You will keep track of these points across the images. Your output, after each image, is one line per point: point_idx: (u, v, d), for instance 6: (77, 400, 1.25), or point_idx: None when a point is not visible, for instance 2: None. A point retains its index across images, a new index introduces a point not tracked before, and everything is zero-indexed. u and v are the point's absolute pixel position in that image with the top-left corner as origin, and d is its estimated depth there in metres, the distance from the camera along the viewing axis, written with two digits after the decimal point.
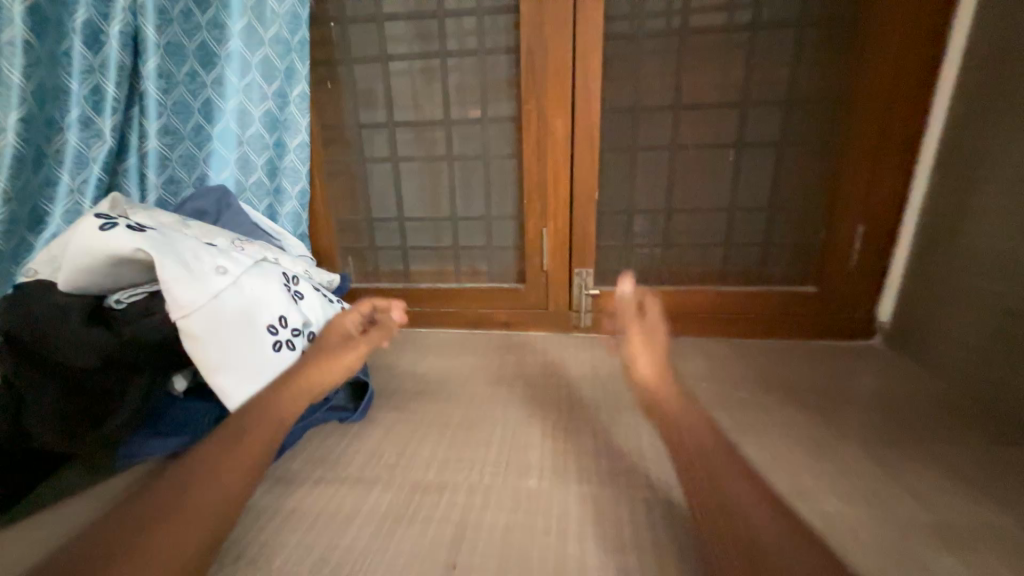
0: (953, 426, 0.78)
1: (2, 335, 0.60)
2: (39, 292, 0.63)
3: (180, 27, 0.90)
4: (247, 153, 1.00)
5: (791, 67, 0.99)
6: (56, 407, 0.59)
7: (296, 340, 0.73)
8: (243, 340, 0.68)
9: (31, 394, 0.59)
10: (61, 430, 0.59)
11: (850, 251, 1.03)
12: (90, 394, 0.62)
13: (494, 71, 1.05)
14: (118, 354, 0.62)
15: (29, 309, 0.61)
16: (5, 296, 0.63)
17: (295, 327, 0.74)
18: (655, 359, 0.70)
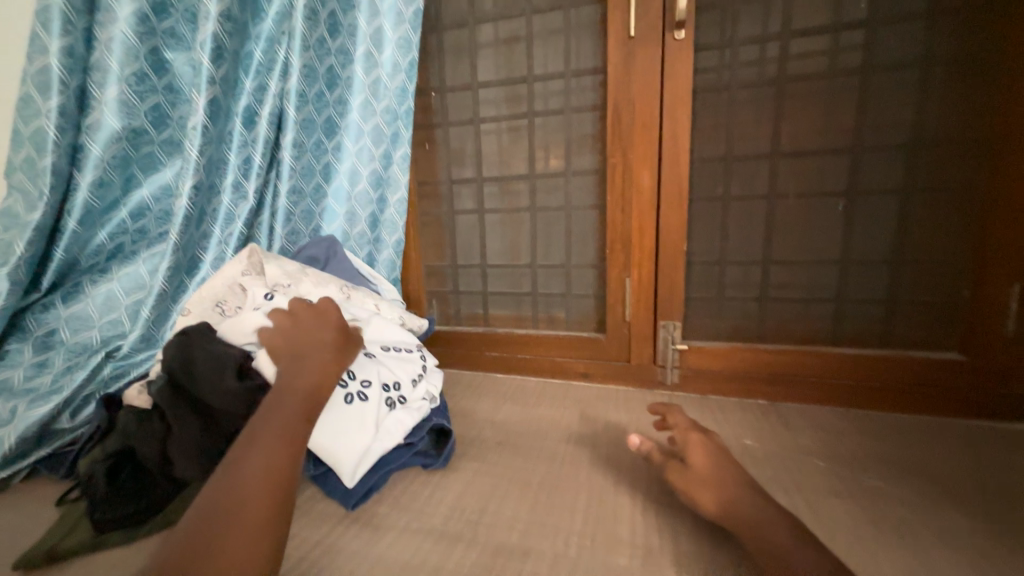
0: None
1: (169, 372, 0.71)
2: (202, 338, 0.74)
3: (313, 105, 1.06)
4: (354, 207, 1.13)
5: (915, 108, 0.88)
6: (200, 443, 0.68)
7: (367, 390, 0.74)
8: (348, 420, 0.71)
9: (181, 429, 0.68)
10: (201, 466, 0.67)
11: (1003, 317, 0.85)
12: (226, 435, 0.70)
13: (580, 127, 1.08)
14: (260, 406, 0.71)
15: (194, 355, 0.71)
16: (174, 338, 0.74)
17: (366, 379, 0.75)
18: (713, 452, 0.64)
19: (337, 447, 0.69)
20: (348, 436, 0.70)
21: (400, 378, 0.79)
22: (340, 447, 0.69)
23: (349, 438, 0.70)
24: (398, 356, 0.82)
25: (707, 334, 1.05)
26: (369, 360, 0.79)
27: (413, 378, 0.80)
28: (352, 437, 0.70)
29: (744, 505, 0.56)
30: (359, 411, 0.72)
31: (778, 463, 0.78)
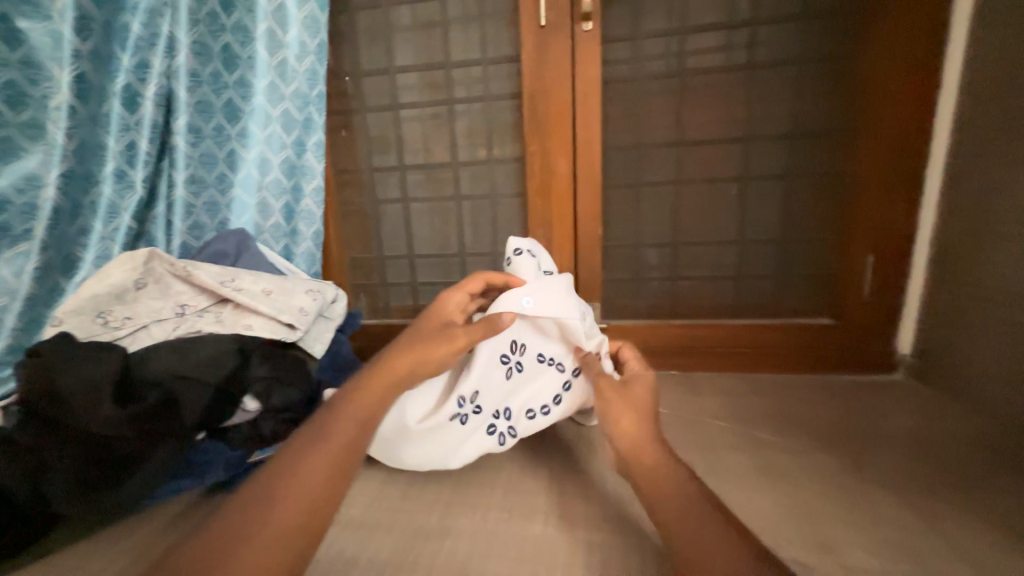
0: (1000, 470, 0.68)
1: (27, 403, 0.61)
2: (66, 361, 0.64)
3: (209, 86, 0.98)
4: (266, 198, 1.06)
5: (792, 102, 0.98)
6: (76, 472, 0.59)
7: (477, 417, 0.68)
8: (446, 440, 0.67)
9: (50, 460, 0.58)
10: (80, 496, 0.59)
11: (862, 284, 0.98)
12: (108, 459, 0.61)
13: (499, 115, 1.09)
14: (149, 419, 0.63)
15: (56, 379, 0.61)
16: (24, 364, 0.63)
17: (479, 403, 0.69)
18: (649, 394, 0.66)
19: (398, 435, 0.66)
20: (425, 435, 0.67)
21: (530, 406, 0.71)
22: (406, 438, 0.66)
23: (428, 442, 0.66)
24: (549, 373, 0.72)
25: (627, 313, 1.12)
26: (506, 379, 0.71)
27: (531, 412, 0.71)
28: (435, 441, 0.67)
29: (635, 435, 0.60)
30: (457, 435, 0.67)
31: (684, 426, 0.86)
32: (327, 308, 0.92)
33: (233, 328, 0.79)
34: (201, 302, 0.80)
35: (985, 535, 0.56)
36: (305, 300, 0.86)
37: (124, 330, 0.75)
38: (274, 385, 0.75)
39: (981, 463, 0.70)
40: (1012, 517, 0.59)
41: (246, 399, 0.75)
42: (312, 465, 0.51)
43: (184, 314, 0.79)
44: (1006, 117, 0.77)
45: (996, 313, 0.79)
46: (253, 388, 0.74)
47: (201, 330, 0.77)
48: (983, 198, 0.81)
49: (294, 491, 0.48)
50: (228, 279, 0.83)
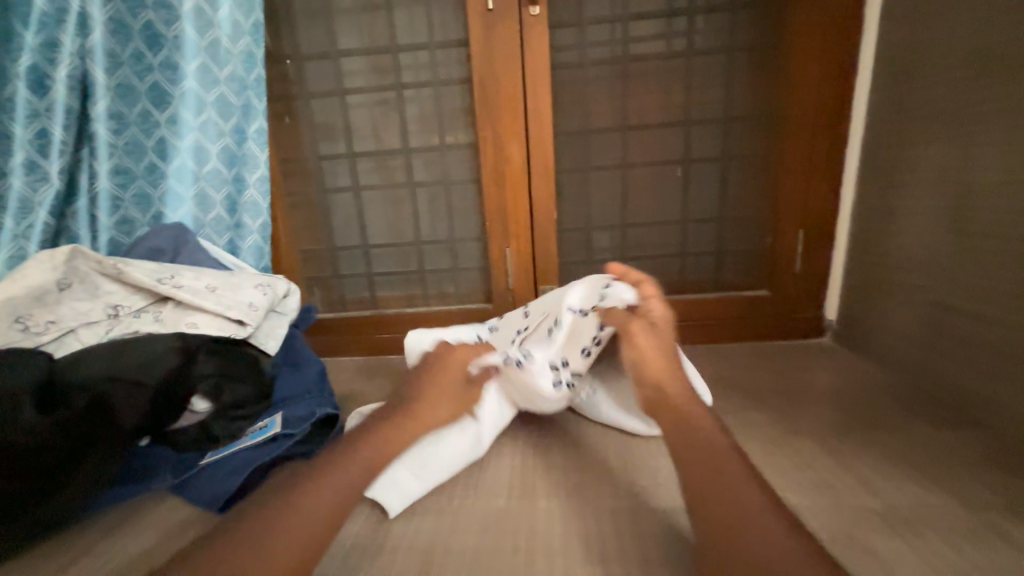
0: (903, 414, 0.77)
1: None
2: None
3: (130, 69, 0.92)
4: (205, 189, 1.00)
5: (725, 87, 1.03)
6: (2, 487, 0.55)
7: (563, 375, 0.76)
8: (534, 394, 0.75)
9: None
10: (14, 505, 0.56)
11: (794, 258, 1.06)
12: (39, 469, 0.57)
13: (449, 101, 1.08)
14: (83, 425, 0.60)
15: None
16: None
17: (562, 364, 0.76)
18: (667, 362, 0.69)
19: (402, 484, 0.64)
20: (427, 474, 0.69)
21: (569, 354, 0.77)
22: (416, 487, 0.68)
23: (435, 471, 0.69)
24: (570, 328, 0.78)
25: None
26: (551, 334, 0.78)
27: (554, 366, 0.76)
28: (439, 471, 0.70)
29: (672, 410, 0.63)
30: (556, 397, 0.75)
31: None
32: (279, 302, 0.89)
33: (175, 327, 0.74)
34: (137, 302, 0.75)
35: (889, 470, 0.64)
36: (254, 295, 0.83)
37: (48, 336, 0.68)
38: (224, 382, 0.74)
39: (890, 410, 0.79)
40: (911, 453, 0.67)
41: (193, 399, 0.72)
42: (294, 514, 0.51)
43: (118, 316, 0.73)
44: (906, 102, 0.86)
45: (898, 277, 0.89)
46: (200, 387, 0.71)
47: (139, 331, 0.72)
48: (889, 176, 0.91)
49: (288, 537, 0.49)
50: (167, 276, 0.78)
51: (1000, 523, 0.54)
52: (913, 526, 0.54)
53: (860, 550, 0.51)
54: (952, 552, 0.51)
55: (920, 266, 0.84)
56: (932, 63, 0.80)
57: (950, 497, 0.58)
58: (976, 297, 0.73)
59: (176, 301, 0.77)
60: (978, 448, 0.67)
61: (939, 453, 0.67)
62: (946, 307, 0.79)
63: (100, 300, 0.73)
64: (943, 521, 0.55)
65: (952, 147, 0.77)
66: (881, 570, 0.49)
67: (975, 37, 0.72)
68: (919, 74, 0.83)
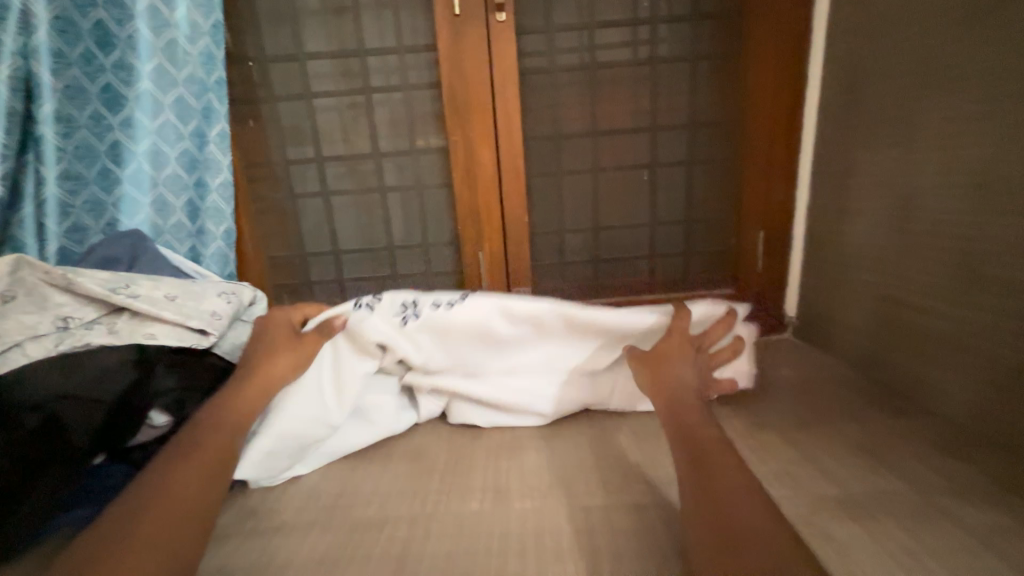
0: (857, 404, 0.82)
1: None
2: None
3: (80, 69, 0.88)
4: (164, 195, 0.96)
5: (689, 93, 1.07)
6: None
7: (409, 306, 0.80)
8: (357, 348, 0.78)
9: None
10: None
11: (755, 257, 1.11)
12: None
13: (420, 105, 1.07)
14: (25, 441, 0.57)
15: None
16: None
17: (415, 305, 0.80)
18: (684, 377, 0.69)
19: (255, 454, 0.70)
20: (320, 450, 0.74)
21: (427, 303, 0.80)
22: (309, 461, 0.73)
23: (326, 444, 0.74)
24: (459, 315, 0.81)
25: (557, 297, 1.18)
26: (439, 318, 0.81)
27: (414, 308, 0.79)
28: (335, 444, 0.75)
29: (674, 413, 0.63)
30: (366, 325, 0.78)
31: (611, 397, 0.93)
32: (244, 310, 0.86)
33: (131, 338, 0.70)
34: (90, 314, 0.71)
35: (845, 458, 0.67)
36: (217, 304, 0.80)
37: None
38: (185, 397, 0.70)
39: (846, 400, 0.83)
40: (866, 441, 0.71)
41: (151, 414, 0.67)
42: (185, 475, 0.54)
43: (68, 329, 0.69)
44: (853, 109, 0.91)
45: (851, 274, 0.94)
46: (159, 401, 0.67)
47: (91, 343, 0.67)
48: (840, 179, 0.96)
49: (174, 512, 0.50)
50: (121, 285, 0.75)
51: (944, 504, 0.58)
52: (866, 511, 0.57)
53: (818, 535, 0.54)
54: (901, 533, 0.54)
55: (871, 263, 0.89)
56: (876, 73, 0.85)
57: (900, 481, 0.62)
58: (921, 292, 0.78)
59: (132, 312, 0.73)
60: (926, 434, 0.72)
61: (890, 440, 0.71)
62: (895, 302, 0.84)
63: (48, 310, 0.69)
64: (893, 504, 0.58)
65: (895, 151, 0.82)
66: (837, 553, 0.51)
67: (914, 50, 0.77)
68: (864, 84, 0.88)
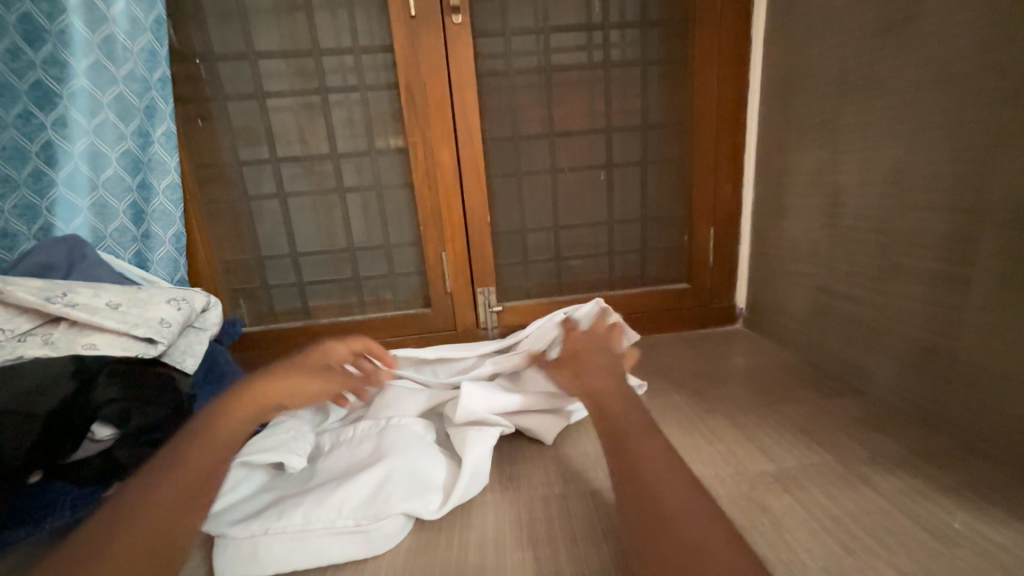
0: (797, 387, 0.88)
1: None
2: None
3: (7, 66, 0.83)
4: (105, 198, 0.92)
5: (642, 97, 1.11)
6: None
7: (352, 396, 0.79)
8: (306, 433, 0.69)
9: None
10: None
11: (707, 253, 1.17)
12: None
13: (377, 105, 1.07)
14: None
15: None
16: None
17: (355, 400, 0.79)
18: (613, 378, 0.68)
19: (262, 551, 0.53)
20: (292, 520, 0.55)
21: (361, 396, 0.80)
22: (298, 552, 0.53)
23: (296, 509, 0.56)
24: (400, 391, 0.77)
25: (521, 295, 1.20)
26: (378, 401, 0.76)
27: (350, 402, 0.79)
28: (319, 509, 0.56)
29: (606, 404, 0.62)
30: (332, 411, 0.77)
31: None
32: (197, 317, 0.84)
33: (70, 348, 0.67)
34: (23, 324, 0.68)
35: (785, 438, 0.72)
36: (167, 311, 0.77)
37: None
38: (132, 407, 0.66)
39: (789, 384, 0.89)
40: (803, 420, 0.77)
41: (93, 428, 0.64)
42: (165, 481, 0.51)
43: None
44: (789, 112, 0.97)
45: (790, 267, 1.01)
46: (103, 414, 0.64)
47: (24, 356, 0.64)
48: (780, 178, 1.02)
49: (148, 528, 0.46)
50: (57, 294, 0.70)
51: (867, 472, 0.64)
52: (799, 483, 0.62)
53: (758, 507, 0.58)
54: (828, 501, 0.59)
55: (806, 256, 0.96)
56: (806, 80, 0.92)
57: (829, 454, 0.68)
58: (848, 282, 0.85)
59: (72, 321, 0.70)
60: (855, 412, 0.78)
61: (823, 418, 0.77)
62: (826, 290, 0.91)
63: None
64: (824, 476, 0.63)
65: (823, 152, 0.89)
66: (772, 524, 0.56)
67: (836, 59, 0.84)
68: (797, 89, 0.95)
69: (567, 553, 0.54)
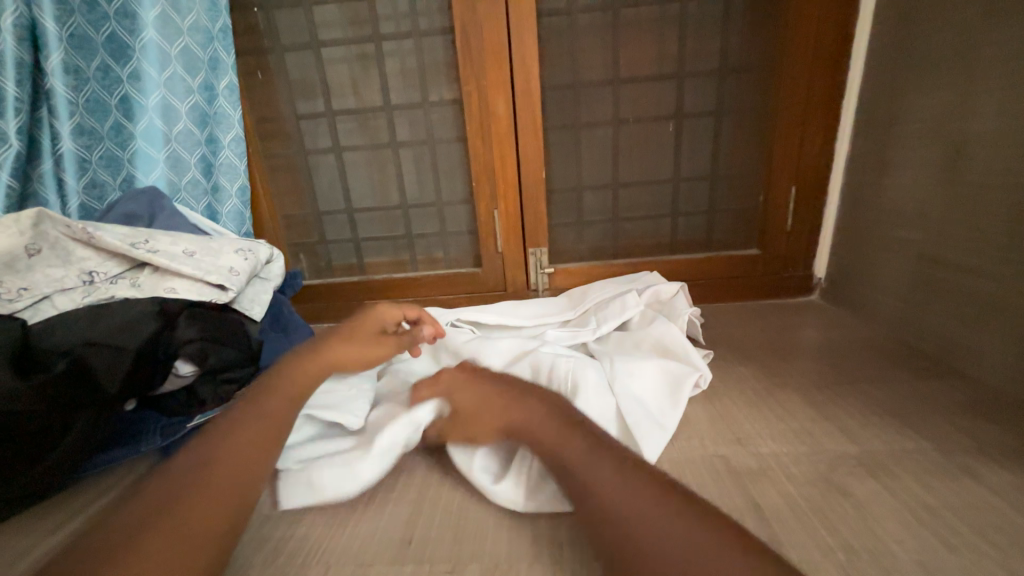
0: (885, 365, 0.79)
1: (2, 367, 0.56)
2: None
3: (84, 17, 0.86)
4: (178, 151, 0.96)
5: (721, 36, 0.99)
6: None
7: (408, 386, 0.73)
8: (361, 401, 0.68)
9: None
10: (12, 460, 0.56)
11: (786, 215, 1.05)
12: (26, 435, 0.56)
13: (431, 53, 1.02)
14: (53, 391, 0.57)
15: None
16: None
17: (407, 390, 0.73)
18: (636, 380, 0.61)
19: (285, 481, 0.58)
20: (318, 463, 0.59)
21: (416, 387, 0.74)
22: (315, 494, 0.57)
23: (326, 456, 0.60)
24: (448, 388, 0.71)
25: (573, 257, 1.15)
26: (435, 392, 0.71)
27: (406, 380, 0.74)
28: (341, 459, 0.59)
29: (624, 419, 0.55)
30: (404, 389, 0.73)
31: None
32: (261, 268, 0.87)
33: (153, 291, 0.72)
34: (113, 268, 0.73)
35: (872, 422, 0.65)
36: (235, 260, 0.80)
37: (22, 303, 0.66)
38: (209, 347, 0.70)
39: (876, 362, 0.80)
40: (892, 401, 0.69)
41: (178, 363, 0.69)
42: (226, 464, 0.50)
43: (94, 282, 0.71)
44: (906, 48, 0.83)
45: (887, 232, 0.89)
46: (184, 351, 0.68)
47: (115, 296, 0.70)
48: (885, 128, 0.88)
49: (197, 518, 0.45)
50: (140, 240, 0.75)
51: (973, 464, 0.56)
52: (887, 468, 0.56)
53: (838, 491, 0.53)
54: (922, 490, 0.53)
55: (912, 220, 0.83)
56: (936, 4, 0.76)
57: (925, 441, 0.60)
58: (962, 250, 0.74)
59: (154, 266, 0.74)
60: (957, 397, 0.69)
61: (917, 402, 0.68)
62: (931, 259, 0.79)
63: (76, 266, 0.71)
64: (918, 463, 0.57)
65: (950, 93, 0.75)
66: (856, 509, 0.51)
67: None
68: (922, 17, 0.79)
69: None
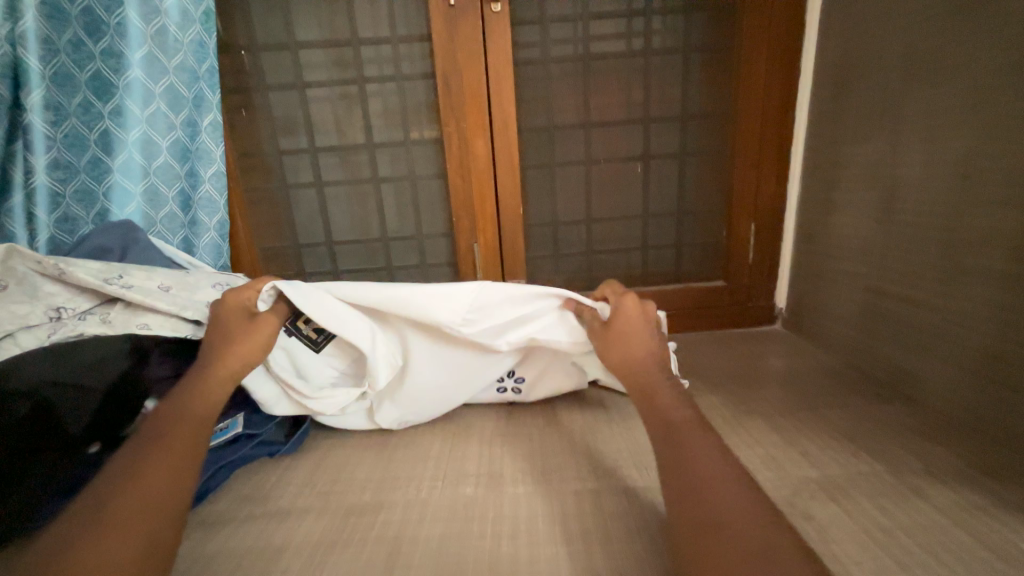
0: (841, 391, 0.84)
1: None
2: None
3: (68, 57, 0.87)
4: (156, 185, 0.96)
5: (682, 86, 1.07)
6: None
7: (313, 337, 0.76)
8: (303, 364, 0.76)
9: None
10: None
11: (747, 249, 1.13)
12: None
13: (413, 96, 1.07)
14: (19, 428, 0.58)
15: None
16: None
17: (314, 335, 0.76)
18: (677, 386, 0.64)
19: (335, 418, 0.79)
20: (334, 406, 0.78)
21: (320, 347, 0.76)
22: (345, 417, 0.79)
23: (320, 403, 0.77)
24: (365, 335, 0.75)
25: (550, 288, 1.19)
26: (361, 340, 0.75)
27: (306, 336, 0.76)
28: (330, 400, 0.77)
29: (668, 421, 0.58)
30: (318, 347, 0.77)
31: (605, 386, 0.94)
32: None
33: (124, 328, 0.68)
34: (83, 304, 0.71)
35: (831, 447, 0.68)
36: (212, 295, 0.80)
37: None
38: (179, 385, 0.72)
39: (834, 389, 0.85)
40: (848, 426, 0.73)
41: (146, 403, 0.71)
42: (163, 459, 0.54)
43: (61, 319, 0.69)
44: (843, 102, 0.92)
45: (837, 266, 0.96)
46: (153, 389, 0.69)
47: (83, 333, 0.67)
48: (830, 171, 0.97)
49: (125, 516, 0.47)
50: (113, 276, 0.73)
51: (922, 485, 0.60)
52: (846, 492, 0.59)
53: (802, 516, 0.56)
54: (876, 511, 0.56)
55: (858, 255, 0.91)
56: (866, 66, 0.86)
57: (880, 464, 0.64)
58: (902, 283, 0.81)
59: (125, 303, 0.71)
60: (907, 420, 0.74)
61: (871, 426, 0.73)
62: (877, 291, 0.86)
63: (41, 302, 0.68)
64: (873, 485, 0.60)
65: (882, 143, 0.84)
66: (819, 533, 0.53)
67: (902, 45, 0.78)
68: (855, 76, 0.89)
69: (605, 549, 0.53)
